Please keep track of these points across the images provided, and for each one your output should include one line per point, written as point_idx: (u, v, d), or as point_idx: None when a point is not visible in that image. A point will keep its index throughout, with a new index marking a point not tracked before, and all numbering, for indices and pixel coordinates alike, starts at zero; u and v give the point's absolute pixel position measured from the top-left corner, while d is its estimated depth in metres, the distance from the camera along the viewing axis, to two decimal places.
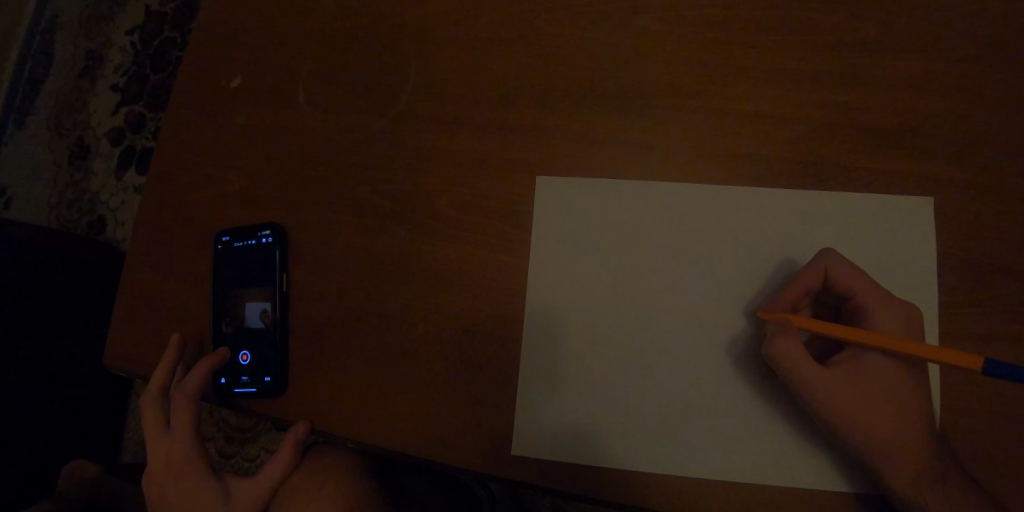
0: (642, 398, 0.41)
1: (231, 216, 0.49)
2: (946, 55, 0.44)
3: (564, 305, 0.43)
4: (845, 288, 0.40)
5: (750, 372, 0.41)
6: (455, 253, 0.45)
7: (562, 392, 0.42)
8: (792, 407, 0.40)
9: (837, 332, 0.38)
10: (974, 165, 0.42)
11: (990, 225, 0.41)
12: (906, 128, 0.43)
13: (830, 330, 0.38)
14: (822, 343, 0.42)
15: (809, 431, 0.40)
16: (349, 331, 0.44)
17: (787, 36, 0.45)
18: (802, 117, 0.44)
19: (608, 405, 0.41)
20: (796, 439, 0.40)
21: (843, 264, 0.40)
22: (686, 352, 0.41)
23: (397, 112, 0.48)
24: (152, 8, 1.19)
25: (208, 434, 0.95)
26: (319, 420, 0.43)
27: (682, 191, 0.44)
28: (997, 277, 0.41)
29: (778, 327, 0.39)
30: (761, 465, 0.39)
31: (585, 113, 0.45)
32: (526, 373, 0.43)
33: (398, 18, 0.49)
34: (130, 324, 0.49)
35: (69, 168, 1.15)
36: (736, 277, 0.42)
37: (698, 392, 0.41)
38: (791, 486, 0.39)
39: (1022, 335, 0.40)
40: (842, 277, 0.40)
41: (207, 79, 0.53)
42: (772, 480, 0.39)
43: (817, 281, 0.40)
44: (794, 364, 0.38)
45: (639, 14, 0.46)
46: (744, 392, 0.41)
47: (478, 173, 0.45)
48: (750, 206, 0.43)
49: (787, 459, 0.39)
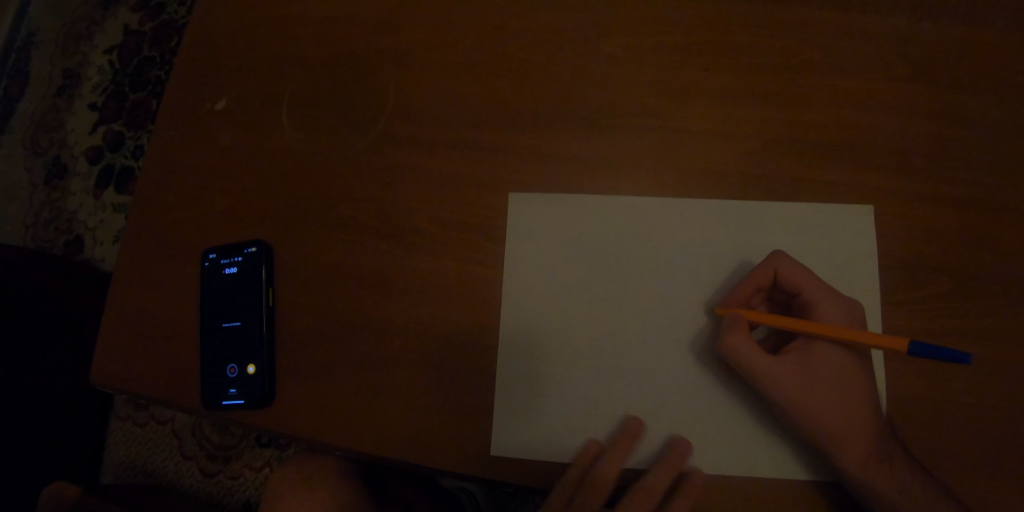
0: (617, 393, 0.44)
1: (217, 235, 0.51)
2: (882, 77, 0.48)
3: (538, 311, 0.46)
4: (793, 289, 0.44)
5: (716, 365, 0.44)
6: (436, 266, 0.47)
7: (542, 392, 0.44)
8: (756, 396, 0.43)
9: (779, 323, 0.42)
10: (912, 176, 0.46)
11: (927, 230, 0.45)
12: (848, 143, 0.47)
13: (772, 321, 0.42)
14: (775, 337, 0.45)
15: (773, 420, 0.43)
16: (336, 342, 0.46)
17: (741, 59, 0.49)
18: (755, 134, 0.47)
19: (587, 402, 0.44)
20: (763, 429, 0.43)
21: (791, 266, 0.43)
22: (657, 347, 0.44)
23: (377, 131, 0.50)
24: (131, 27, 1.20)
25: (189, 453, 0.95)
26: (306, 430, 0.45)
27: (647, 199, 0.47)
28: (932, 277, 0.44)
29: (730, 322, 0.42)
30: (733, 452, 0.42)
31: (556, 131, 0.48)
32: (507, 377, 0.45)
33: (377, 42, 0.52)
34: (117, 342, 0.50)
35: (46, 188, 1.15)
36: (699, 276, 0.45)
37: (669, 386, 0.44)
38: (762, 471, 0.42)
39: (957, 330, 0.44)
40: (791, 279, 0.44)
41: (192, 101, 0.54)
42: (745, 465, 0.42)
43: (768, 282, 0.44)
44: (750, 359, 0.41)
45: (605, 39, 0.50)
46: (712, 382, 0.43)
47: (455, 188, 0.48)
48: (710, 213, 0.46)
49: (756, 446, 0.42)
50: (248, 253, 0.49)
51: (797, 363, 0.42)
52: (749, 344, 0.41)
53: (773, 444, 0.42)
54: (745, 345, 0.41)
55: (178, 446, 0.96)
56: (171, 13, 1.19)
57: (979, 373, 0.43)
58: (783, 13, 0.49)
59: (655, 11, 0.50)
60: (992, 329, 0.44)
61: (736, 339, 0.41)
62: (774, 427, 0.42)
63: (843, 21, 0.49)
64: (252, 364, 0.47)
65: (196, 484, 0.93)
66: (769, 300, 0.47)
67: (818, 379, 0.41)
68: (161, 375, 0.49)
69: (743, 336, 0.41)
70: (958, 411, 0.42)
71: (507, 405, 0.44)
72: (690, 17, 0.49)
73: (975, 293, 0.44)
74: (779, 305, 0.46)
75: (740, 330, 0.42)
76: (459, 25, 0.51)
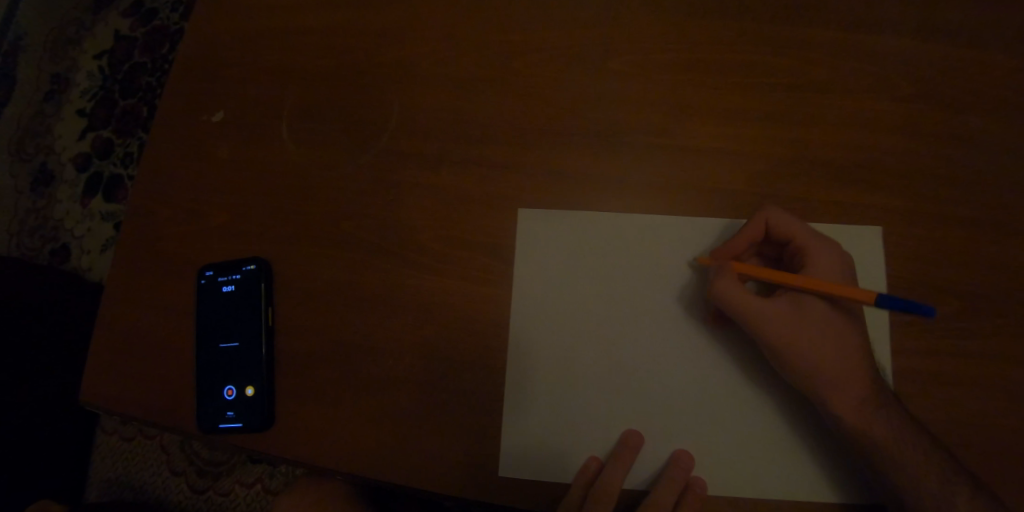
0: (630, 410, 0.44)
1: (214, 251, 0.49)
2: (888, 96, 0.48)
3: (546, 331, 0.45)
4: (785, 241, 0.44)
5: (723, 370, 0.44)
6: (440, 284, 0.46)
7: (551, 414, 0.44)
8: (766, 397, 0.44)
9: (770, 274, 0.42)
10: (920, 196, 0.46)
11: (935, 251, 0.45)
12: (855, 163, 0.47)
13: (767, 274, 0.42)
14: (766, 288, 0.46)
15: (786, 423, 0.43)
16: (338, 363, 0.45)
17: (749, 77, 0.48)
18: (763, 152, 0.47)
19: (600, 420, 0.44)
20: (770, 451, 0.43)
21: (809, 246, 0.43)
22: (664, 359, 0.44)
23: (380, 147, 0.49)
24: (121, 32, 1.18)
25: (177, 469, 0.93)
26: (308, 455, 0.44)
27: (647, 213, 0.46)
28: (940, 298, 0.44)
29: (718, 270, 0.43)
30: (749, 455, 0.43)
31: (563, 148, 0.48)
32: (514, 402, 0.44)
33: (381, 55, 0.51)
34: (108, 361, 0.48)
35: (31, 195, 1.12)
36: (698, 284, 0.45)
37: (682, 402, 0.44)
38: (779, 474, 0.42)
39: (967, 351, 0.43)
40: (783, 230, 0.44)
41: (188, 112, 0.53)
42: (763, 469, 0.42)
43: (760, 233, 0.44)
44: None
45: (612, 55, 0.49)
46: (720, 387, 0.44)
47: (461, 205, 0.47)
48: (713, 227, 0.46)
49: (771, 448, 0.43)
50: (247, 270, 0.47)
51: (795, 318, 0.42)
52: (742, 297, 0.42)
53: (789, 445, 0.43)
54: (740, 298, 0.42)
55: (166, 461, 0.93)
56: (163, 18, 1.17)
57: (987, 395, 0.43)
58: (790, 31, 0.49)
59: (662, 28, 0.49)
60: (1002, 351, 0.43)
61: (727, 286, 0.42)
62: (786, 430, 0.43)
63: (849, 41, 0.49)
64: (251, 386, 0.45)
65: (185, 501, 0.91)
66: (758, 255, 0.47)
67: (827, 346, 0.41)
68: (155, 396, 0.47)
69: (736, 289, 0.42)
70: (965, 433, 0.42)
71: (518, 430, 0.44)
72: (697, 35, 0.49)
73: (983, 314, 0.44)
74: (769, 259, 0.47)
75: (734, 286, 0.42)
76: (465, 39, 0.50)
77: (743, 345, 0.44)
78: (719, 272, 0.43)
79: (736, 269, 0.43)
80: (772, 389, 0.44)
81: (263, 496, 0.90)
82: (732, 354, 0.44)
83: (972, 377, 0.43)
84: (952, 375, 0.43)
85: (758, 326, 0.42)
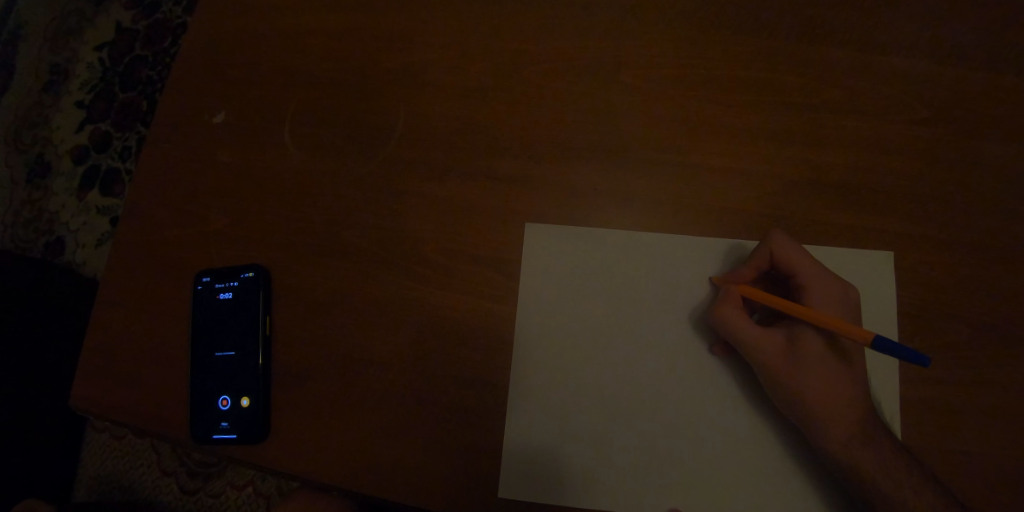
0: (634, 430, 0.43)
1: (212, 256, 0.48)
2: (901, 119, 0.47)
3: (549, 349, 0.44)
4: (789, 273, 0.43)
5: (732, 396, 0.43)
6: (443, 297, 0.45)
7: (556, 441, 0.43)
8: (777, 423, 0.43)
9: (778, 302, 0.42)
10: (930, 222, 0.45)
11: (944, 277, 0.45)
12: (866, 185, 0.46)
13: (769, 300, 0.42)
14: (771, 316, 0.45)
15: (796, 453, 0.42)
16: (337, 376, 0.44)
17: (761, 95, 0.48)
18: (772, 172, 0.46)
19: (603, 440, 0.43)
20: (774, 475, 0.42)
21: (815, 271, 0.43)
22: (672, 385, 0.43)
23: (384, 155, 0.48)
24: (123, 25, 1.17)
25: (167, 469, 0.91)
26: (304, 470, 0.43)
27: (656, 235, 0.46)
28: (949, 326, 0.44)
29: (724, 295, 0.43)
30: (759, 486, 0.42)
31: (571, 161, 0.47)
32: (518, 429, 0.43)
33: (388, 62, 0.50)
34: (102, 365, 0.47)
35: (26, 187, 1.10)
36: (708, 306, 0.45)
37: (686, 423, 0.43)
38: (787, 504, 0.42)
39: (975, 380, 0.43)
40: (788, 262, 0.43)
41: (189, 113, 0.52)
42: (768, 493, 0.42)
43: (764, 266, 0.43)
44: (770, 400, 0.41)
45: (623, 69, 0.48)
46: (731, 414, 0.43)
47: (466, 217, 0.46)
48: (723, 250, 0.46)
49: (781, 478, 0.42)
50: (245, 278, 0.46)
51: (797, 348, 0.42)
52: (747, 326, 0.41)
53: (799, 476, 0.42)
54: (745, 325, 0.41)
55: (156, 461, 0.92)
56: (166, 12, 1.16)
57: (995, 426, 0.42)
58: (804, 50, 0.48)
59: (674, 43, 0.49)
60: (1012, 382, 0.43)
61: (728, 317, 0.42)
62: (797, 460, 0.42)
63: (863, 62, 0.48)
64: (247, 397, 0.44)
65: (175, 502, 0.90)
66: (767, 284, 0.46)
67: (829, 382, 0.41)
68: (149, 403, 0.46)
69: (740, 317, 0.42)
70: (971, 466, 0.41)
71: (522, 458, 0.43)
72: (709, 51, 0.48)
73: (993, 344, 0.44)
74: (779, 285, 0.46)
75: (739, 313, 0.42)
76: (473, 48, 0.49)
77: (750, 372, 0.44)
78: (726, 297, 0.43)
79: (743, 294, 0.43)
80: (782, 417, 0.43)
81: (254, 499, 0.89)
82: (741, 380, 0.44)
83: (980, 406, 0.42)
84: (959, 405, 0.42)
85: (761, 353, 0.41)
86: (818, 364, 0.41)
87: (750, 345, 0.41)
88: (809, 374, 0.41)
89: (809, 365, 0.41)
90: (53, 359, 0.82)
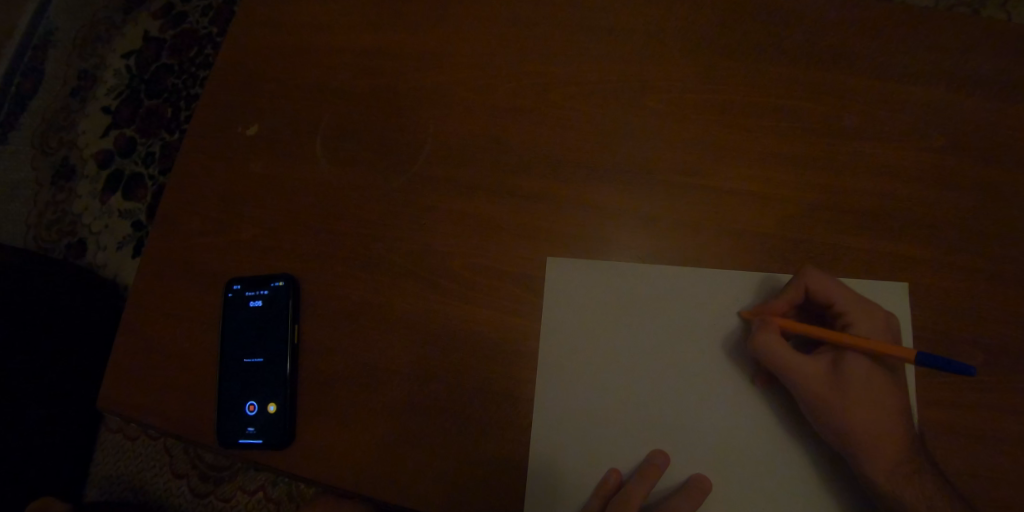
0: (655, 437, 0.44)
1: (243, 265, 0.50)
2: (918, 144, 0.48)
3: (571, 366, 0.45)
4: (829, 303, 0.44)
5: (763, 425, 0.44)
6: (467, 309, 0.46)
7: (583, 460, 0.44)
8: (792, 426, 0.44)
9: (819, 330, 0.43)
10: (947, 247, 0.46)
11: (960, 301, 0.45)
12: (883, 210, 0.47)
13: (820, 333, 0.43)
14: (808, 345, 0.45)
15: (822, 464, 0.43)
16: (362, 386, 0.45)
17: (782, 121, 0.49)
18: (789, 196, 0.47)
19: (627, 448, 0.44)
20: (793, 475, 0.43)
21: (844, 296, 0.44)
22: (696, 406, 0.44)
23: (411, 170, 0.50)
24: (151, 33, 1.20)
25: (180, 472, 0.92)
26: (327, 475, 0.44)
27: (697, 269, 0.47)
28: (963, 347, 0.44)
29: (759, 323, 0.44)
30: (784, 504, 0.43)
31: (593, 180, 0.48)
32: (547, 447, 0.44)
33: (416, 79, 0.52)
34: (133, 367, 0.49)
35: (51, 188, 1.13)
36: (741, 334, 0.46)
37: (706, 430, 0.44)
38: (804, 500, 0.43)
39: (989, 401, 0.43)
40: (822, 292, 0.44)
41: (223, 125, 0.54)
42: (785, 490, 0.43)
43: (800, 297, 0.44)
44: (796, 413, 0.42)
45: (645, 91, 0.50)
46: (761, 426, 0.44)
47: (491, 233, 0.48)
48: (768, 282, 0.46)
49: (799, 480, 0.43)
50: (276, 287, 0.48)
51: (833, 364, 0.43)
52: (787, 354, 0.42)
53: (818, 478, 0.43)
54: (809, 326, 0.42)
55: (169, 463, 0.93)
56: (194, 22, 1.19)
57: (1011, 450, 0.42)
58: (823, 78, 0.49)
59: (697, 68, 0.50)
60: None
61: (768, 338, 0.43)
62: (814, 462, 0.43)
63: (881, 89, 0.49)
64: (273, 403, 0.46)
65: (185, 504, 0.91)
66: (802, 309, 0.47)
67: (864, 405, 0.42)
68: (177, 407, 0.48)
69: (778, 345, 0.43)
70: (985, 491, 0.42)
71: (550, 476, 0.44)
72: (731, 77, 0.50)
73: (1008, 368, 0.44)
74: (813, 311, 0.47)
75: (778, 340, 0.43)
76: (500, 67, 0.51)
77: (794, 404, 0.44)
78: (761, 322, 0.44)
79: (779, 323, 0.44)
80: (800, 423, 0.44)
81: (265, 504, 0.89)
82: (778, 408, 0.44)
83: (996, 430, 0.43)
84: (976, 427, 0.43)
85: (804, 374, 0.42)
86: (853, 382, 0.42)
87: (790, 370, 0.42)
88: (846, 396, 0.42)
89: (843, 384, 0.42)
90: (80, 356, 0.86)
